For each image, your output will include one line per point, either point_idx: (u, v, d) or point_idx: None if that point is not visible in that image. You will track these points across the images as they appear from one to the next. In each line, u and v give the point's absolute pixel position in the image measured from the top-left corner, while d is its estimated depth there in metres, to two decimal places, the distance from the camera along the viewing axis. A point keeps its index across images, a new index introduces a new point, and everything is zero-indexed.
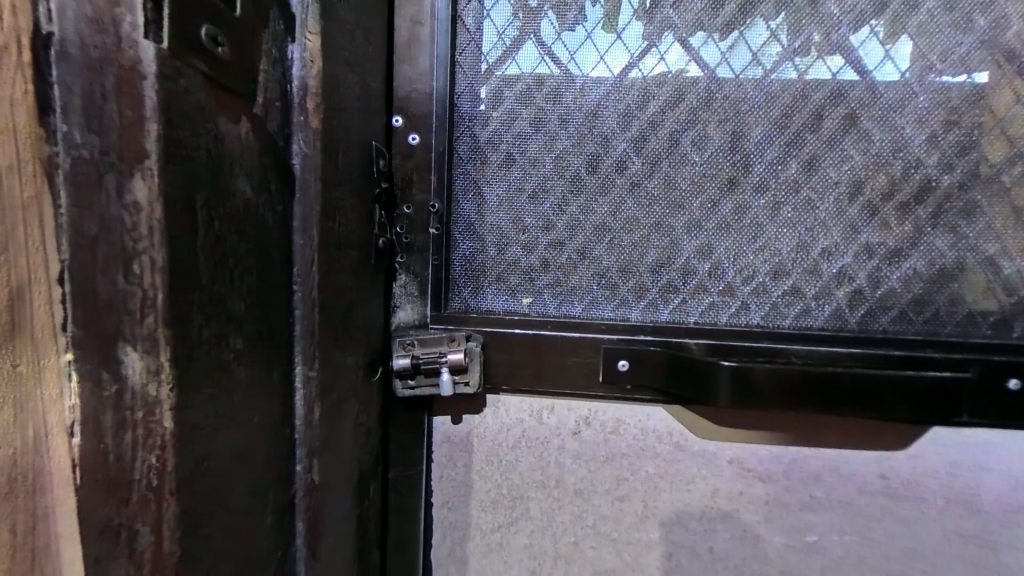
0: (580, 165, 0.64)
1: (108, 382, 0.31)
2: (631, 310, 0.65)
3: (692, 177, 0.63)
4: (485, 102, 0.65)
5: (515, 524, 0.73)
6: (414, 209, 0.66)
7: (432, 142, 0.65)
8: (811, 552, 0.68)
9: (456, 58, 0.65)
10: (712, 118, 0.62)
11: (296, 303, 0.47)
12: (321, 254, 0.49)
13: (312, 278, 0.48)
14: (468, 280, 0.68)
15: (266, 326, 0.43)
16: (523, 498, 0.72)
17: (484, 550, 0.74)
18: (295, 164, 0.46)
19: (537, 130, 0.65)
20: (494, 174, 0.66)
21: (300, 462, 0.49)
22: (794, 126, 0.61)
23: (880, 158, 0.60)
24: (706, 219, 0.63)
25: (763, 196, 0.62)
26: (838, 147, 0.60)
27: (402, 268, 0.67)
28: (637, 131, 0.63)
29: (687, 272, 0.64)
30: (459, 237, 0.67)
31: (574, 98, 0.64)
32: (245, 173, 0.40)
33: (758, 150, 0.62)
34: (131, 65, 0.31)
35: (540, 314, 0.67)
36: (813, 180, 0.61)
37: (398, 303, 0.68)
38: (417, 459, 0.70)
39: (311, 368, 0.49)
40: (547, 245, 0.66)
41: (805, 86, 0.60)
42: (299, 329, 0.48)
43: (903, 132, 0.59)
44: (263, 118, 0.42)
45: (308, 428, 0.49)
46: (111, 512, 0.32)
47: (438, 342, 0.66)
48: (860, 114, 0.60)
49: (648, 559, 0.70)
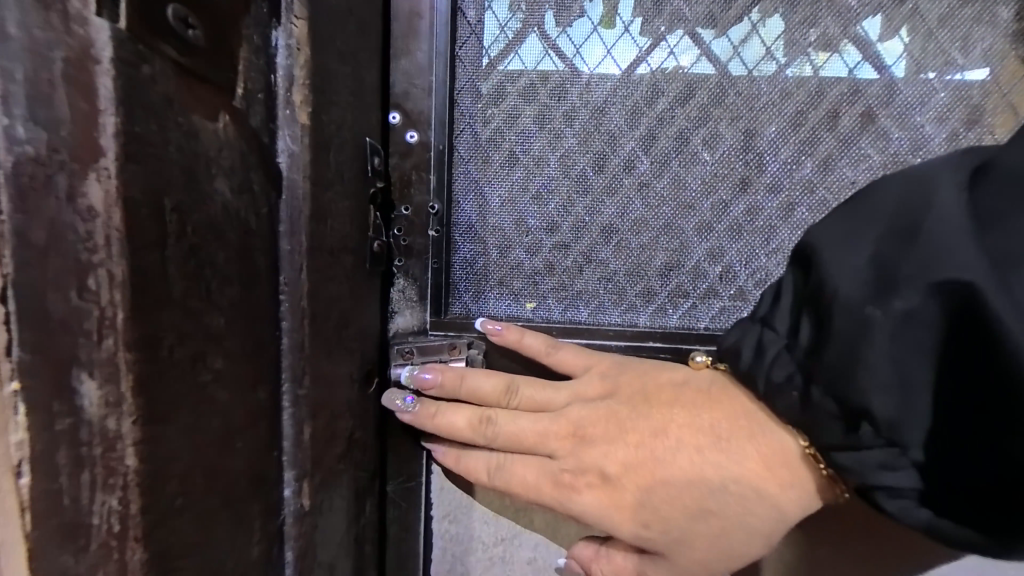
0: (587, 164, 0.65)
1: (60, 415, 0.27)
2: (639, 315, 0.67)
3: (703, 177, 0.64)
4: (486, 98, 0.64)
5: (517, 537, 0.70)
6: (413, 210, 0.65)
7: (432, 140, 0.64)
8: None
9: (456, 52, 0.64)
10: (724, 115, 0.63)
11: (284, 314, 0.43)
12: (311, 261, 0.45)
13: (301, 286, 0.44)
14: (470, 284, 0.67)
15: (254, 338, 0.40)
16: (528, 510, 0.69)
17: (486, 564, 0.71)
18: (282, 163, 0.42)
19: (541, 127, 0.64)
20: (496, 173, 0.65)
21: (290, 486, 0.45)
22: (809, 123, 0.63)
23: (899, 156, 0.62)
24: (717, 220, 0.65)
25: (776, 196, 0.64)
26: (854, 146, 0.63)
27: (400, 272, 0.66)
28: (646, 129, 0.64)
29: (697, 275, 0.66)
30: (458, 239, 0.66)
31: (579, 95, 0.63)
32: (225, 172, 0.36)
33: (772, 149, 0.64)
34: (83, 48, 0.26)
35: (545, 320, 0.67)
36: (829, 180, 0.64)
37: (396, 308, 0.66)
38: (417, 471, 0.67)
39: (301, 385, 0.45)
40: (551, 247, 0.66)
41: (820, 83, 0.62)
42: (287, 342, 0.44)
43: (922, 130, 0.62)
44: (246, 111, 0.38)
45: (299, 449, 0.45)
46: (68, 562, 0.28)
47: (439, 350, 0.64)
48: (878, 112, 0.62)
49: None
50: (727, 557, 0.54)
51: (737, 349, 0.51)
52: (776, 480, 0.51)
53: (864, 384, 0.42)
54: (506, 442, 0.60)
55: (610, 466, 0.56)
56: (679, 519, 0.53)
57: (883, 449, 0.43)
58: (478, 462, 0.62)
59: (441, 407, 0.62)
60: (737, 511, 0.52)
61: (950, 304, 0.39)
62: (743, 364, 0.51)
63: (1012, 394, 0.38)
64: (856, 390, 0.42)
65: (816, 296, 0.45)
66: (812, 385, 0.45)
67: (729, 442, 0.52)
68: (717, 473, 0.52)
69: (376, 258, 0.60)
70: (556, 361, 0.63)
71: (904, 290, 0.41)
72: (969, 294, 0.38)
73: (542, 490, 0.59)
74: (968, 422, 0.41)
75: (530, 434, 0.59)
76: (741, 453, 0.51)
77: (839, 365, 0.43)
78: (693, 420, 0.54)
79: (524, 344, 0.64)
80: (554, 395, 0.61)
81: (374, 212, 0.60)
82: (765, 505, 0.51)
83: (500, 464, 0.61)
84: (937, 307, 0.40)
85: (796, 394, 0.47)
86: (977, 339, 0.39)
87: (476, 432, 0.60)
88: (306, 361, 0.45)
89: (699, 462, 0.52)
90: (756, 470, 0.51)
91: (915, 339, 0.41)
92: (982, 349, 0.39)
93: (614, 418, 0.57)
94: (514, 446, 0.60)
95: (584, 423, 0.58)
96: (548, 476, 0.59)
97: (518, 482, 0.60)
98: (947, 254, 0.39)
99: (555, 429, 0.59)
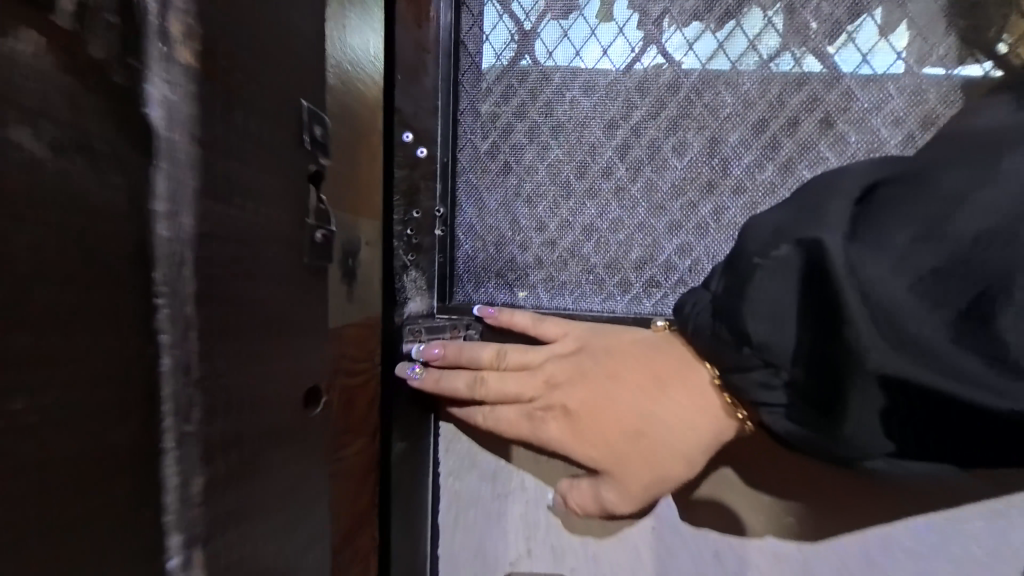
0: (570, 172, 0.72)
1: None
2: (617, 303, 0.73)
3: (674, 180, 0.72)
4: (485, 116, 0.73)
5: (512, 492, 0.73)
6: (423, 213, 0.71)
7: (438, 154, 0.72)
8: (804, 562, 0.70)
9: (458, 78, 0.73)
10: (692, 125, 0.72)
11: (162, 325, 0.33)
12: (189, 251, 0.34)
13: (181, 288, 0.34)
14: (471, 275, 0.75)
15: (114, 358, 0.30)
16: (519, 471, 0.73)
17: (485, 517, 0.74)
18: (155, 115, 0.32)
19: (531, 139, 0.72)
20: (493, 180, 0.73)
21: (177, 553, 0.34)
22: (769, 130, 0.71)
23: (858, 156, 0.70)
24: (686, 219, 0.72)
25: (740, 196, 0.72)
26: (815, 148, 0.71)
27: (413, 266, 0.70)
28: (622, 140, 0.72)
29: (668, 269, 0.72)
30: (461, 237, 0.74)
31: (565, 111, 0.72)
32: (38, 115, 0.26)
33: (735, 153, 0.72)
34: None
35: (534, 307, 0.74)
36: (790, 180, 0.71)
37: (409, 295, 0.70)
38: (422, 433, 0.71)
39: (189, 419, 0.34)
40: (541, 244, 0.73)
41: (780, 94, 0.71)
42: (168, 363, 0.33)
43: (879, 133, 0.70)
44: (80, 28, 0.28)
45: (189, 506, 0.35)
46: None
47: (442, 330, 0.71)
48: (836, 117, 0.71)
49: (636, 532, 0.72)
50: (662, 485, 0.64)
51: (680, 303, 0.65)
52: (700, 410, 0.62)
53: (746, 311, 0.56)
54: (499, 400, 0.68)
55: (571, 406, 0.66)
56: (620, 449, 0.64)
57: (761, 367, 0.56)
58: (472, 407, 0.70)
59: (442, 371, 0.69)
60: (672, 439, 0.62)
61: (810, 257, 0.53)
62: (680, 316, 0.64)
63: (839, 317, 0.51)
64: (741, 319, 0.56)
65: (733, 259, 0.60)
66: (716, 321, 0.59)
67: (664, 379, 0.63)
68: (653, 406, 0.63)
69: (316, 255, 0.49)
70: (541, 332, 0.70)
71: (784, 244, 0.55)
72: (822, 246, 0.52)
73: (520, 428, 0.68)
74: (820, 347, 0.53)
75: (513, 388, 0.68)
76: (672, 388, 0.62)
77: (733, 300, 0.57)
78: (637, 364, 0.64)
79: (513, 321, 0.71)
80: (536, 353, 0.69)
81: (311, 190, 0.48)
82: (689, 433, 0.62)
83: (490, 409, 0.69)
84: (801, 257, 0.53)
85: (706, 331, 0.60)
86: (823, 277, 0.52)
87: (473, 391, 0.68)
88: (205, 380, 0.36)
89: (640, 398, 0.63)
90: (682, 401, 0.62)
91: (785, 280, 0.54)
92: (823, 284, 0.52)
93: (578, 368, 0.67)
94: (505, 401, 0.68)
95: (556, 375, 0.68)
96: (524, 414, 0.68)
97: (504, 421, 0.69)
98: (817, 219, 0.54)
99: (533, 383, 0.68)
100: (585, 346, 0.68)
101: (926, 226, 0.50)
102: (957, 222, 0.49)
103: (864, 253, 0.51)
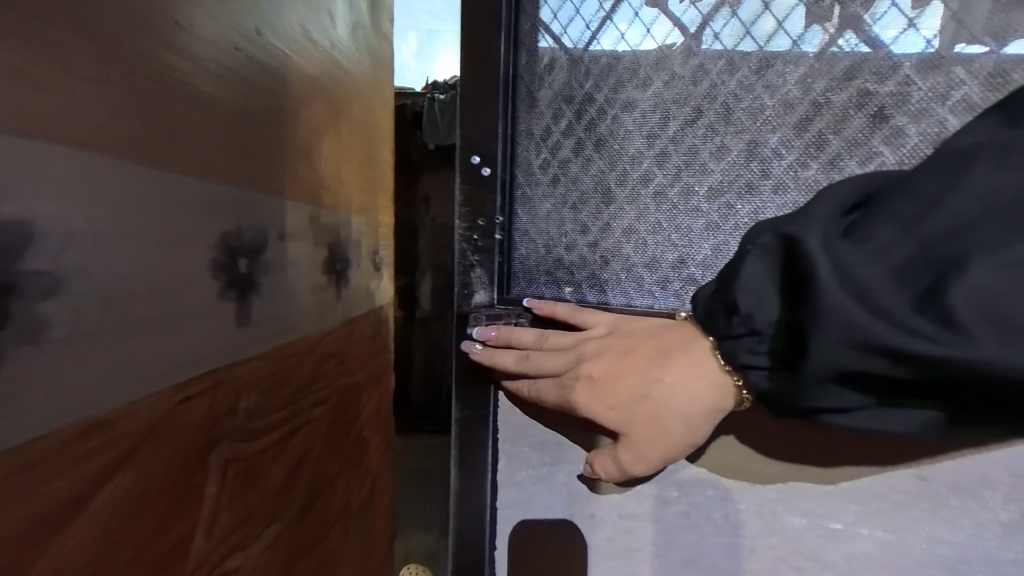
0: (614, 179, 0.82)
1: None
2: (658, 299, 0.80)
3: (712, 183, 0.77)
4: (540, 136, 0.85)
5: (557, 463, 0.85)
6: (487, 220, 0.85)
7: (499, 172, 0.85)
8: (833, 537, 0.74)
9: (517, 106, 0.86)
10: (730, 130, 0.75)
11: None
12: None
13: None
14: (526, 273, 0.87)
15: None
16: (562, 444, 0.84)
17: (534, 479, 0.86)
18: None
19: (579, 153, 0.83)
20: (546, 190, 0.86)
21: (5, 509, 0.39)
22: (814, 129, 0.72)
23: (918, 149, 0.67)
24: (723, 220, 0.77)
25: (782, 194, 0.74)
26: (868, 143, 0.70)
27: (477, 264, 0.85)
28: (660, 148, 0.79)
29: (706, 267, 0.78)
30: (518, 242, 0.87)
31: (608, 127, 0.82)
32: None
33: (778, 154, 0.74)
34: None
35: (579, 301, 0.85)
36: (835, 177, 0.71)
37: (472, 288, 0.85)
38: (482, 402, 0.86)
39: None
40: (585, 245, 0.84)
41: (825, 93, 0.71)
42: None
43: (947, 123, 0.66)
44: None
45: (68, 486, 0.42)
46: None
47: (501, 316, 0.86)
48: (892, 113, 0.68)
49: (664, 510, 0.81)
50: (665, 450, 0.71)
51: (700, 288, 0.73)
52: (700, 382, 0.68)
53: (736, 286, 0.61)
54: (542, 376, 0.80)
55: (591, 377, 0.75)
56: (630, 414, 0.72)
57: (747, 335, 0.62)
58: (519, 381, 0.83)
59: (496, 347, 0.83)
60: (672, 410, 0.69)
61: (785, 241, 0.58)
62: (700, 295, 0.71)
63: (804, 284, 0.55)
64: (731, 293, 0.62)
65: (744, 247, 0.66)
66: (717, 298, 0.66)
67: (668, 354, 0.70)
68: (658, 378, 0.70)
69: None
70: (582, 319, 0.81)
71: (768, 234, 0.61)
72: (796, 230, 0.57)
73: (552, 397, 0.79)
74: (793, 313, 0.58)
75: (551, 362, 0.79)
76: (675, 363, 0.69)
77: (728, 278, 0.64)
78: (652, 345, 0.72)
79: (556, 312, 0.83)
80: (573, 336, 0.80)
81: None
82: (684, 406, 0.69)
83: (532, 380, 0.81)
84: (780, 242, 0.59)
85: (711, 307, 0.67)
86: (795, 256, 0.57)
87: (518, 363, 0.81)
88: None
89: (648, 371, 0.71)
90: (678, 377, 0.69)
91: (767, 261, 0.60)
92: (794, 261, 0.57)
93: (603, 346, 0.76)
94: (544, 374, 0.80)
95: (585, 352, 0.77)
96: (556, 385, 0.79)
97: (539, 390, 0.81)
98: (804, 212, 0.59)
99: (568, 358, 0.78)
100: (619, 327, 0.77)
101: (904, 221, 0.54)
102: (931, 221, 0.52)
103: (843, 246, 0.55)
